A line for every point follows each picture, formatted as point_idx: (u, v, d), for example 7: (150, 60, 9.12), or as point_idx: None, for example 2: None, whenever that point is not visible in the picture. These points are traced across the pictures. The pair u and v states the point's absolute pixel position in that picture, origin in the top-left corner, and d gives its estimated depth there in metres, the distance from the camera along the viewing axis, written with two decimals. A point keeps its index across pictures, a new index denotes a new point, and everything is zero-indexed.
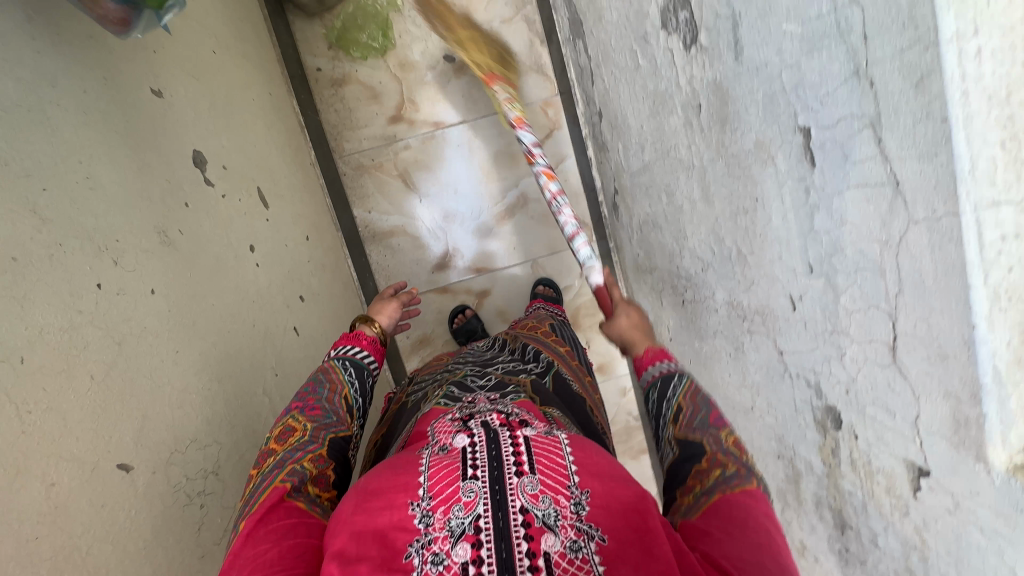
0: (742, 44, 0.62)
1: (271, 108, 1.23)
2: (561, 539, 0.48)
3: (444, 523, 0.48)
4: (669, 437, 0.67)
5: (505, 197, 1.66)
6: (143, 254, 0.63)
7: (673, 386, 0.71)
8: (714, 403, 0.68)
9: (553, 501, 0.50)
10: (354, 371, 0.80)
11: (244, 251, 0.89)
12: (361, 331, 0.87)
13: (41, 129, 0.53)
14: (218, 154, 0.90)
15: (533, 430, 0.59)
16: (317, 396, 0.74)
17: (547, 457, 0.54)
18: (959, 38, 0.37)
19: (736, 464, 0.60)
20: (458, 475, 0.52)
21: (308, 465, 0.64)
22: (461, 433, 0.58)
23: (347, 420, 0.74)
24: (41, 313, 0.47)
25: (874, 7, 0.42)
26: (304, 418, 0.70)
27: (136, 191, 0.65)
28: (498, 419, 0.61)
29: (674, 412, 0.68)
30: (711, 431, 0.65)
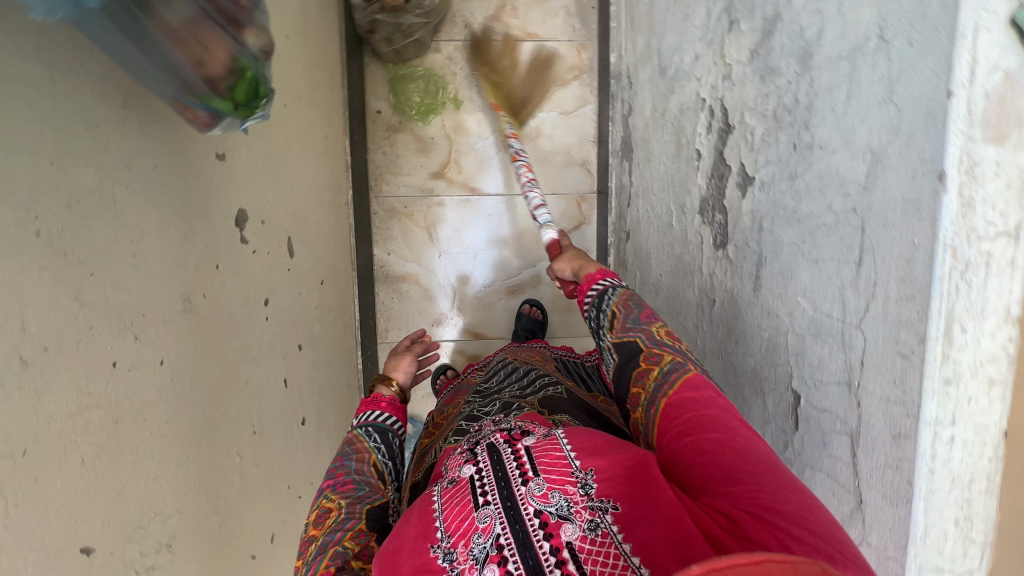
0: (762, 281, 0.66)
1: (323, 151, 1.28)
2: (578, 525, 0.49)
3: (467, 555, 0.50)
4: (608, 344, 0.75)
5: (521, 273, 1.71)
6: (163, 325, 0.66)
7: (608, 296, 0.77)
8: (644, 303, 0.75)
9: (562, 493, 0.51)
10: (378, 436, 0.90)
11: (259, 305, 0.93)
12: (378, 396, 0.98)
13: (104, 213, 0.57)
14: (260, 209, 0.94)
15: (533, 438, 0.60)
16: (346, 470, 0.83)
17: (547, 456, 0.56)
18: (937, 423, 0.40)
19: (672, 357, 0.67)
20: (471, 506, 0.53)
21: (349, 544, 0.71)
22: (467, 464, 0.60)
23: (379, 489, 0.82)
24: (54, 401, 0.50)
25: (874, 346, 0.46)
26: (337, 497, 0.78)
27: (174, 260, 0.69)
28: (501, 436, 0.62)
29: (609, 321, 0.76)
30: (642, 328, 0.72)
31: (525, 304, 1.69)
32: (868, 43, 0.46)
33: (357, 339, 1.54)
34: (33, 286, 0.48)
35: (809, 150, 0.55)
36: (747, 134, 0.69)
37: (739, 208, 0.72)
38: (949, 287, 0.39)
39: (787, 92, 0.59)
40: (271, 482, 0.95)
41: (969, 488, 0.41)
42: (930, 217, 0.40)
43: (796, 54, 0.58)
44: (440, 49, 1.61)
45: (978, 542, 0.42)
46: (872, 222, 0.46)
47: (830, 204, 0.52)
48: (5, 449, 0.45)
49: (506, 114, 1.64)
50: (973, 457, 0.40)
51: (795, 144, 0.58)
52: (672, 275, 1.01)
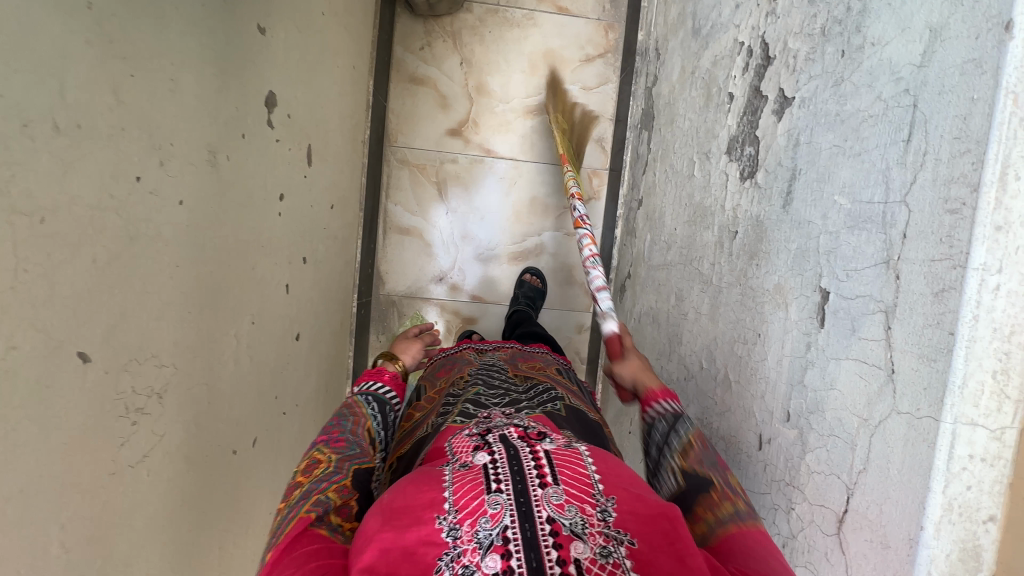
0: (793, 196, 0.67)
1: (350, 80, 1.28)
2: (590, 546, 0.45)
3: (472, 536, 0.45)
4: (675, 468, 0.64)
5: (525, 241, 1.70)
6: (188, 166, 0.64)
7: (682, 427, 0.68)
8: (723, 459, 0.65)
9: (579, 509, 0.48)
10: (376, 405, 0.87)
11: (274, 197, 0.90)
12: (382, 367, 0.97)
13: (151, 23, 0.55)
14: (288, 103, 0.92)
15: (553, 444, 0.56)
16: (341, 428, 0.78)
17: (569, 469, 0.52)
18: (984, 269, 0.41)
19: (742, 502, 0.58)
20: (483, 488, 0.49)
21: (334, 495, 0.63)
22: (482, 449, 0.55)
23: (368, 453, 0.75)
24: (78, 185, 0.47)
25: (920, 213, 0.47)
26: (329, 450, 0.72)
27: (206, 107, 0.67)
28: (517, 431, 0.57)
29: (682, 445, 0.66)
30: (720, 471, 0.62)
31: (527, 272, 1.67)
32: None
33: (354, 282, 1.51)
34: (76, 56, 0.46)
35: (859, 51, 0.57)
36: (790, 58, 0.71)
37: (774, 133, 0.73)
38: (1008, 132, 0.40)
39: (839, 5, 0.62)
40: (261, 384, 0.91)
41: (1008, 339, 0.41)
42: (993, 67, 0.41)
43: None
44: (472, 10, 1.64)
45: (1012, 399, 0.42)
46: (926, 96, 0.47)
47: (879, 94, 0.54)
48: (24, 208, 0.42)
49: (529, 82, 1.67)
50: (1015, 309, 0.41)
51: (844, 50, 0.60)
52: (688, 225, 1.02)
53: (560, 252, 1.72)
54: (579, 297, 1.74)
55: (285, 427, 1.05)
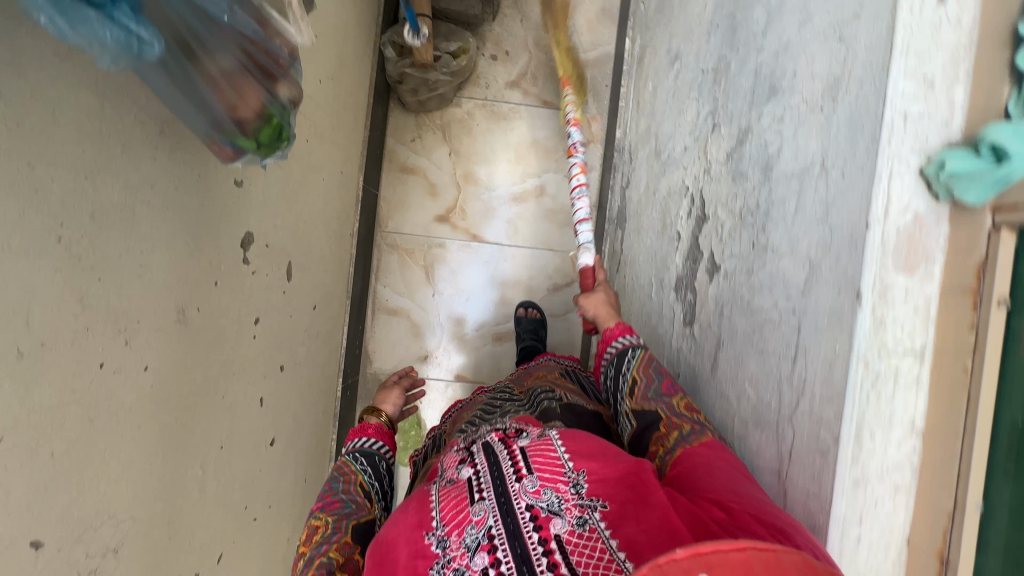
0: (718, 364, 0.70)
1: (337, 184, 1.37)
2: (567, 520, 0.59)
3: (460, 542, 0.61)
4: (628, 410, 0.82)
5: (508, 321, 1.75)
6: (154, 333, 0.70)
7: (628, 359, 0.85)
8: (665, 374, 0.82)
9: (553, 490, 0.63)
10: (364, 459, 0.98)
11: (249, 323, 0.97)
12: (366, 423, 1.08)
13: (123, 227, 0.62)
14: (267, 233, 1.00)
15: (528, 443, 0.72)
16: (334, 490, 0.89)
17: (541, 459, 0.68)
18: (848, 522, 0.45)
19: (689, 424, 0.74)
20: (467, 501, 0.65)
21: (335, 554, 0.78)
22: (466, 467, 0.72)
23: (365, 507, 0.89)
24: (39, 394, 0.53)
25: (802, 440, 0.50)
26: (325, 514, 0.84)
27: (176, 274, 0.74)
28: (497, 442, 0.75)
29: (630, 386, 0.83)
30: (663, 399, 0.78)
31: (521, 306, 1.71)
32: (812, 172, 0.53)
33: (340, 365, 1.57)
34: (43, 286, 0.52)
35: (763, 251, 0.61)
36: (718, 226, 0.75)
37: (706, 291, 0.77)
38: (862, 395, 0.44)
39: (751, 196, 0.66)
40: (230, 499, 0.96)
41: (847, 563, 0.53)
42: (849, 330, 0.45)
43: (761, 164, 0.64)
44: (461, 105, 1.73)
45: None
46: (806, 326, 0.51)
47: (776, 302, 0.57)
48: None
49: (514, 171, 1.75)
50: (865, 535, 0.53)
51: (754, 243, 0.64)
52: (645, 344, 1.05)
53: None
54: None
55: (256, 530, 1.09)
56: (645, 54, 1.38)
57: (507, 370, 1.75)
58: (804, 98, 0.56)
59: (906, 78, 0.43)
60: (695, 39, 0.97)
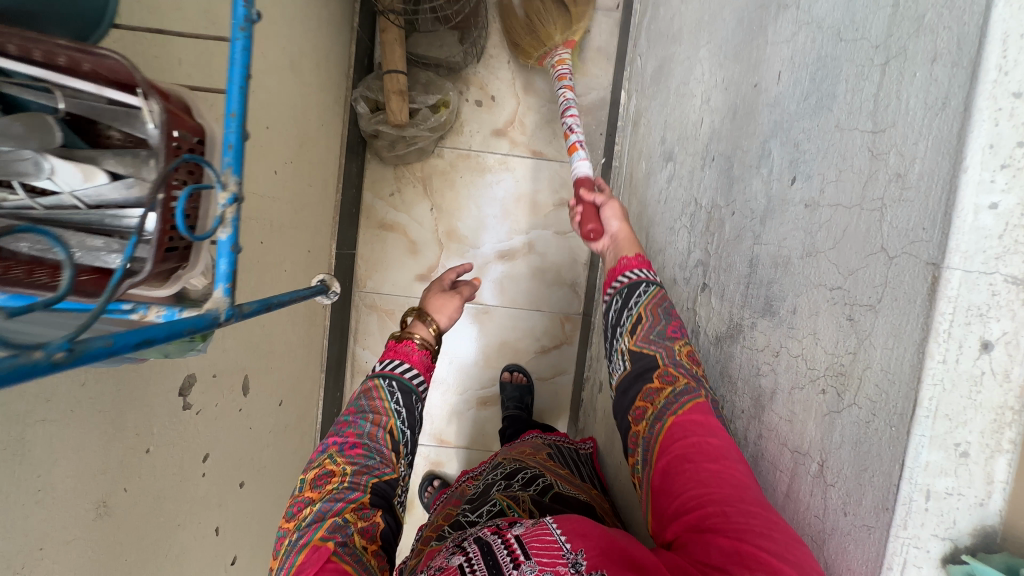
0: None
1: (303, 265, 1.27)
2: None
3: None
4: (625, 349, 0.75)
5: (493, 384, 1.67)
6: (67, 547, 0.63)
7: (636, 294, 0.77)
8: (673, 317, 0.74)
9: (553, 574, 0.55)
10: (400, 395, 0.91)
11: (196, 464, 0.89)
12: (410, 347, 0.99)
13: (10, 464, 0.54)
14: (214, 362, 0.91)
15: (523, 527, 0.64)
16: (360, 431, 0.86)
17: (539, 542, 0.60)
18: None
19: (687, 380, 0.67)
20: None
21: (351, 518, 0.75)
22: (457, 555, 0.63)
23: (389, 463, 0.85)
24: None
25: None
26: (343, 462, 0.81)
27: (94, 469, 0.66)
28: (490, 530, 0.66)
29: (631, 324, 0.75)
30: (666, 343, 0.72)
31: (506, 371, 1.64)
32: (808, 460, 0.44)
33: (317, 441, 1.50)
34: None
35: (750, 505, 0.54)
36: None
37: None
38: None
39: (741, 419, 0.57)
40: None
41: None
42: None
43: (751, 389, 0.55)
44: (443, 155, 1.61)
45: None
46: None
47: None
48: None
49: (500, 227, 1.63)
50: None
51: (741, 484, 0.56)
52: None
53: None
54: None
55: None
56: (639, 122, 1.25)
57: (492, 435, 1.67)
58: (802, 357, 0.46)
59: (932, 448, 0.34)
60: (690, 152, 0.85)
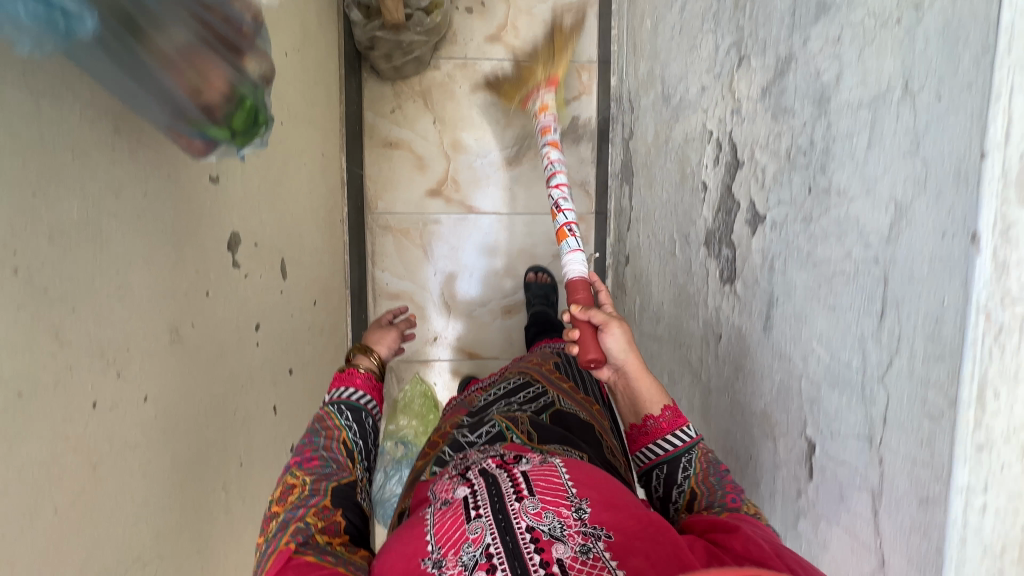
0: (773, 323, 0.64)
1: (320, 169, 1.26)
2: (570, 546, 0.53)
3: (458, 562, 0.54)
4: (683, 516, 0.67)
5: (515, 293, 1.69)
6: (148, 360, 0.62)
7: (682, 465, 0.71)
8: (728, 474, 0.68)
9: (556, 513, 0.56)
10: (350, 415, 0.88)
11: (249, 330, 0.89)
12: (354, 370, 0.97)
13: (90, 246, 0.54)
14: (254, 231, 0.91)
15: (528, 465, 0.65)
16: (313, 446, 0.81)
17: (544, 481, 0.61)
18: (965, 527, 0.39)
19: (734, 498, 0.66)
20: (463, 521, 0.58)
21: (313, 519, 0.70)
22: (462, 485, 0.64)
23: (348, 468, 0.81)
24: (28, 449, 0.47)
25: (898, 403, 0.45)
26: (303, 473, 0.76)
27: (162, 289, 0.65)
28: (494, 463, 0.67)
29: (686, 499, 0.68)
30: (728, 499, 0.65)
31: (532, 271, 1.64)
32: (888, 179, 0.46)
33: None
34: (9, 329, 0.44)
35: (825, 195, 0.54)
36: (758, 171, 0.68)
37: (749, 245, 0.71)
38: (983, 349, 0.38)
39: (802, 133, 0.58)
40: (259, 516, 0.92)
41: None
42: (963, 276, 0.38)
43: (812, 95, 0.57)
44: (440, 67, 1.60)
45: None
46: (895, 277, 0.45)
47: (849, 251, 0.51)
48: None
49: (505, 135, 1.63)
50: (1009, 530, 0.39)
51: (811, 187, 0.57)
52: (675, 305, 0.99)
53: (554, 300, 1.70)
54: None
55: None
56: None
57: (519, 343, 1.70)
58: (872, 11, 0.48)
59: None
60: None
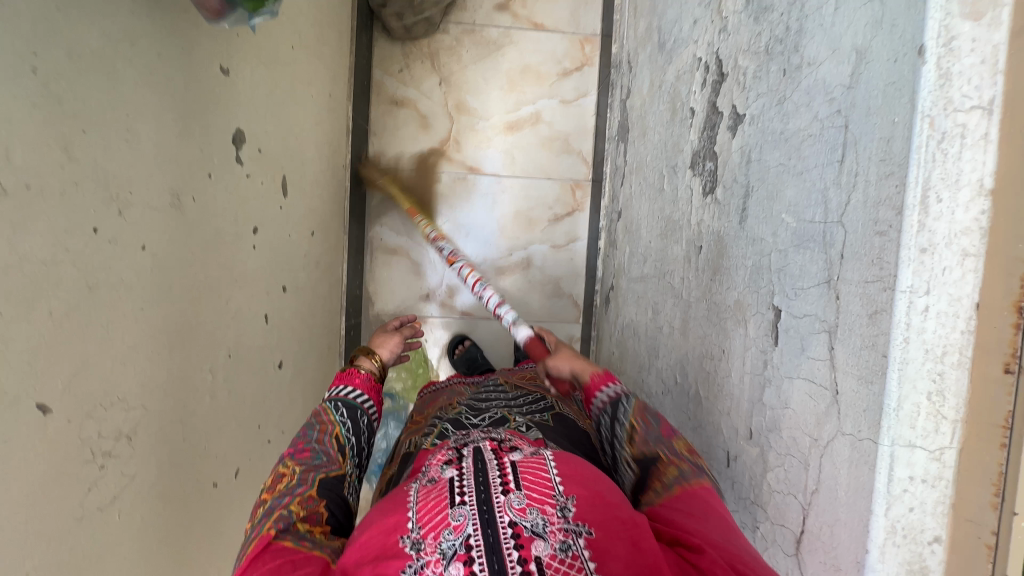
0: (748, 212, 0.67)
1: (326, 107, 1.30)
2: (550, 543, 0.50)
3: (435, 547, 0.50)
4: (627, 458, 0.72)
5: (511, 255, 1.71)
6: (149, 211, 0.65)
7: (621, 408, 0.76)
8: (662, 422, 0.75)
9: (541, 511, 0.53)
10: (346, 411, 0.80)
11: (246, 231, 0.91)
12: (353, 370, 0.88)
13: (103, 80, 0.57)
14: (258, 137, 0.94)
15: (521, 454, 0.61)
16: (306, 438, 0.75)
17: (531, 475, 0.57)
18: (908, 328, 0.42)
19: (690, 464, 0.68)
20: (445, 504, 0.54)
21: (295, 508, 0.65)
22: (450, 466, 0.59)
23: (339, 462, 0.74)
24: (31, 242, 0.49)
25: (855, 234, 0.47)
26: (294, 462, 0.71)
27: (167, 150, 0.68)
28: (489, 445, 0.63)
29: (628, 433, 0.73)
30: (664, 444, 0.71)
31: None
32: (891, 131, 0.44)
33: (342, 304, 1.52)
34: (23, 119, 0.48)
35: (798, 70, 0.58)
36: (739, 75, 0.72)
37: (729, 148, 0.74)
38: (926, 155, 0.41)
39: (780, 23, 0.62)
40: (242, 415, 0.93)
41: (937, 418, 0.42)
42: (910, 92, 0.42)
43: None
44: (448, 31, 1.66)
45: (948, 419, 0.43)
46: (854, 120, 0.48)
47: (816, 114, 0.54)
48: None
49: (508, 99, 1.68)
50: (945, 329, 0.41)
51: (786, 69, 0.60)
52: (661, 236, 1.02)
53: (547, 265, 1.72)
54: (567, 308, 1.74)
55: (270, 454, 1.06)
56: None
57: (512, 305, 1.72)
58: None
59: None
60: None
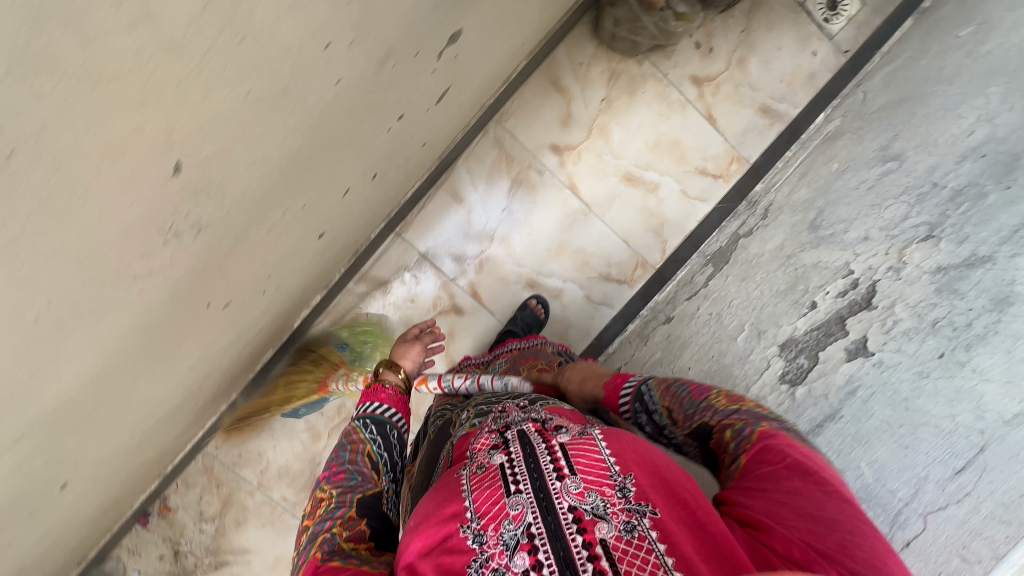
0: (824, 427, 1.08)
1: (512, 52, 1.28)
2: (613, 525, 0.53)
3: (498, 539, 0.56)
4: (681, 439, 0.70)
5: (550, 276, 1.72)
6: (363, 55, 0.63)
7: (646, 394, 0.74)
8: (687, 381, 0.72)
9: (599, 493, 0.56)
10: (375, 427, 0.93)
11: (394, 115, 0.88)
12: (378, 387, 1.01)
13: None
14: (464, 45, 0.92)
15: (568, 436, 0.65)
16: (341, 461, 0.86)
17: (584, 456, 0.61)
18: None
19: (743, 418, 0.64)
20: (503, 494, 0.59)
21: (338, 529, 0.73)
22: (500, 452, 0.66)
23: (372, 480, 0.84)
24: (283, 22, 0.46)
25: (938, 535, 0.98)
26: (332, 486, 0.82)
27: (409, 12, 0.66)
28: (534, 427, 0.69)
29: (664, 416, 0.71)
30: (701, 407, 0.68)
31: (532, 298, 1.67)
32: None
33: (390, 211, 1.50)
34: None
35: (961, 364, 0.98)
36: (889, 318, 1.07)
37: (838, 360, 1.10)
38: None
39: (963, 312, 0.99)
40: (268, 259, 0.89)
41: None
42: None
43: (995, 294, 0.97)
44: (642, 65, 1.67)
45: None
46: (993, 449, 0.94)
47: (956, 414, 0.97)
48: (232, 18, 0.41)
49: (643, 154, 1.69)
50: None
51: (944, 354, 1.00)
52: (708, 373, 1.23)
53: (571, 307, 1.73)
54: None
55: (257, 303, 1.02)
56: (838, 138, 1.38)
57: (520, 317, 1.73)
58: None
59: None
60: (933, 161, 1.11)
